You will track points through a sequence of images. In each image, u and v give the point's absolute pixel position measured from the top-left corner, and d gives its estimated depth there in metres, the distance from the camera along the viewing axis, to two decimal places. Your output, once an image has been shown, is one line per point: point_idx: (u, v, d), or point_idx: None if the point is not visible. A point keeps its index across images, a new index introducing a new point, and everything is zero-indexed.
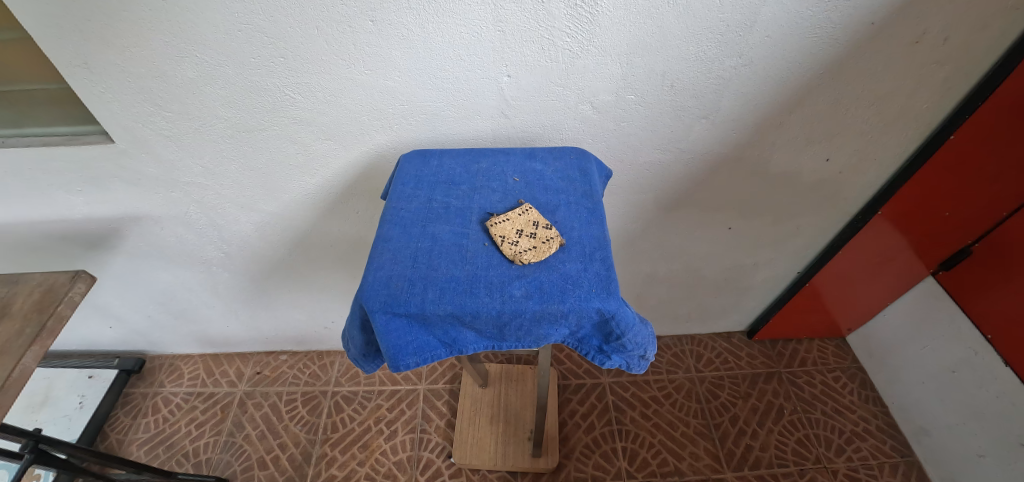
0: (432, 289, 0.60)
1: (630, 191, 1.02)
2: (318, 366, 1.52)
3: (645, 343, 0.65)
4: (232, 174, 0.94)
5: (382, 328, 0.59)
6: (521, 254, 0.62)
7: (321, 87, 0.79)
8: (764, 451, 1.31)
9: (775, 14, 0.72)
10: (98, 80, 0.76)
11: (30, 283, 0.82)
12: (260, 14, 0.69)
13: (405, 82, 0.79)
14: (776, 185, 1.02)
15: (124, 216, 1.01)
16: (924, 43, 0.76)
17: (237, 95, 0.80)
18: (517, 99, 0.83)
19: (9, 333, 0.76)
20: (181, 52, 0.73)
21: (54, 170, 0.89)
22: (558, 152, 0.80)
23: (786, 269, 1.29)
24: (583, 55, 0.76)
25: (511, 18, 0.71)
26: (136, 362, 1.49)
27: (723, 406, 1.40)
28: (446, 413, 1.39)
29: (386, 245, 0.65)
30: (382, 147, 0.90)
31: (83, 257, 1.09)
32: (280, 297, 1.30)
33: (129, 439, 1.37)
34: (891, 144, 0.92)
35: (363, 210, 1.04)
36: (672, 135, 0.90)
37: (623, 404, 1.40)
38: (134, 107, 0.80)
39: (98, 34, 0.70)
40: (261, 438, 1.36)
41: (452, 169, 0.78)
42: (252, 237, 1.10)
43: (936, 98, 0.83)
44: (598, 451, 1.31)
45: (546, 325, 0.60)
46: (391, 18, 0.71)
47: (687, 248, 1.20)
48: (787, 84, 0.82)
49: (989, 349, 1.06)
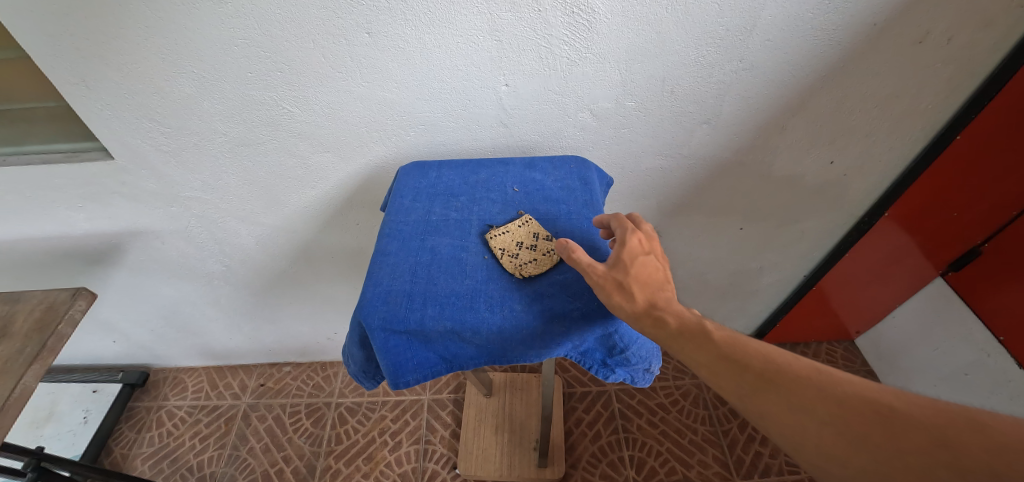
0: (431, 305, 0.60)
1: (632, 197, 1.01)
2: (322, 377, 1.51)
3: (650, 356, 0.64)
4: (232, 189, 0.94)
5: (381, 345, 0.59)
6: (522, 268, 0.62)
7: (317, 99, 0.79)
8: (774, 458, 1.28)
9: (775, 17, 0.71)
10: (96, 98, 0.76)
11: (31, 301, 0.81)
12: (256, 29, 0.69)
13: (402, 94, 0.79)
14: (779, 188, 1.01)
15: (125, 232, 1.01)
16: (929, 43, 0.75)
17: (235, 109, 0.79)
18: (515, 108, 0.82)
19: (10, 353, 0.76)
20: (179, 68, 0.73)
21: (55, 186, 0.89)
22: (557, 162, 0.79)
23: (793, 272, 1.27)
24: (581, 62, 0.76)
25: (508, 28, 0.71)
26: (140, 375, 1.48)
27: (731, 412, 1.37)
28: (451, 423, 1.38)
29: (385, 259, 0.65)
30: (380, 159, 0.90)
31: (85, 272, 1.09)
32: (281, 308, 1.29)
33: (134, 454, 1.37)
34: (897, 145, 0.91)
35: (363, 222, 1.03)
36: (674, 140, 0.89)
37: (630, 412, 1.38)
38: (132, 123, 0.80)
39: (95, 52, 0.70)
40: (265, 451, 1.35)
41: (451, 181, 0.77)
42: (253, 250, 1.09)
43: (942, 97, 0.82)
44: (605, 459, 1.30)
45: (548, 339, 0.59)
46: (388, 31, 0.70)
47: (692, 252, 1.19)
48: (787, 88, 0.81)
49: (1000, 352, 1.04)
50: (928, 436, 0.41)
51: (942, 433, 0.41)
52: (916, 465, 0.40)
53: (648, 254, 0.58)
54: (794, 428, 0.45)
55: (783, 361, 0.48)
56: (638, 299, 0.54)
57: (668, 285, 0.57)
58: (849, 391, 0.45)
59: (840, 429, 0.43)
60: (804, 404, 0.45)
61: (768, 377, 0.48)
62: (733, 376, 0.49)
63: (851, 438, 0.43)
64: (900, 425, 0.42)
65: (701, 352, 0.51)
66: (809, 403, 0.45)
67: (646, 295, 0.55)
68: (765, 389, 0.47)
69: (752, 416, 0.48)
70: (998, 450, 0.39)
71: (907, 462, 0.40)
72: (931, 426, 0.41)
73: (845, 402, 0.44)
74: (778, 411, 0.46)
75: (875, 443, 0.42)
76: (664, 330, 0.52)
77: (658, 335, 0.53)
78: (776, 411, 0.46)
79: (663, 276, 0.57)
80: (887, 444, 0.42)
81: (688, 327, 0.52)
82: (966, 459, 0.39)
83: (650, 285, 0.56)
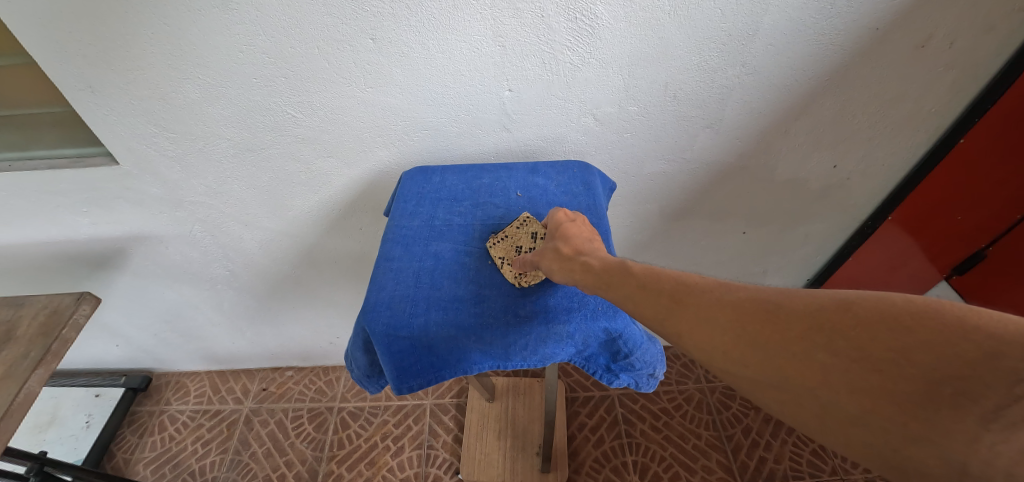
0: (435, 310, 0.60)
1: (635, 202, 1.01)
2: (324, 381, 1.51)
3: (654, 361, 0.63)
4: (235, 193, 0.94)
5: (384, 350, 0.59)
6: (522, 277, 0.63)
7: (322, 105, 0.79)
8: (778, 464, 1.27)
9: (777, 22, 0.72)
10: (101, 103, 0.76)
11: (35, 306, 0.82)
12: (260, 35, 0.70)
13: (406, 100, 0.79)
14: (782, 191, 1.00)
15: (129, 236, 1.01)
16: (931, 47, 0.75)
17: (239, 114, 0.80)
18: (518, 112, 0.82)
19: (13, 358, 0.76)
20: (184, 74, 0.74)
21: (60, 191, 0.89)
22: (561, 166, 0.79)
23: (797, 275, 1.26)
24: (584, 67, 0.76)
25: (511, 34, 0.71)
26: (143, 380, 1.48)
27: (735, 417, 1.36)
28: (453, 428, 1.37)
29: (389, 264, 0.65)
30: (384, 164, 0.90)
31: (89, 277, 1.10)
32: (283, 312, 1.29)
33: (135, 459, 1.37)
34: (901, 148, 0.91)
35: (366, 227, 1.04)
36: (676, 145, 0.89)
37: (632, 417, 1.38)
38: (137, 128, 0.81)
39: (100, 58, 0.70)
40: (266, 456, 1.35)
41: (454, 186, 0.77)
42: (256, 254, 1.10)
43: (945, 100, 0.82)
44: (609, 464, 1.29)
45: (552, 344, 0.58)
46: (392, 36, 0.71)
47: (695, 257, 1.18)
48: (790, 93, 0.81)
49: None
50: (811, 323, 0.39)
51: (822, 316, 0.38)
52: (801, 355, 0.38)
53: (572, 220, 0.63)
54: (698, 341, 0.44)
55: (692, 282, 0.48)
56: (560, 257, 0.58)
57: (594, 238, 0.60)
58: (743, 295, 0.44)
59: (736, 333, 0.42)
60: (704, 316, 0.44)
61: (677, 297, 0.47)
62: (645, 300, 0.48)
63: (744, 340, 0.41)
64: (789, 317, 0.40)
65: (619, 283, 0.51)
66: (708, 313, 0.44)
67: (572, 248, 0.58)
68: (675, 308, 0.46)
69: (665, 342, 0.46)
70: (871, 324, 0.36)
71: (796, 354, 0.39)
72: (815, 311, 0.39)
73: (741, 306, 0.43)
74: (687, 329, 0.44)
75: (766, 341, 0.40)
76: (588, 271, 0.55)
77: (587, 279, 0.54)
78: (684, 327, 0.45)
79: (591, 233, 0.61)
80: (778, 339, 0.40)
81: (611, 267, 0.54)
82: (843, 339, 0.37)
83: (574, 239, 0.59)
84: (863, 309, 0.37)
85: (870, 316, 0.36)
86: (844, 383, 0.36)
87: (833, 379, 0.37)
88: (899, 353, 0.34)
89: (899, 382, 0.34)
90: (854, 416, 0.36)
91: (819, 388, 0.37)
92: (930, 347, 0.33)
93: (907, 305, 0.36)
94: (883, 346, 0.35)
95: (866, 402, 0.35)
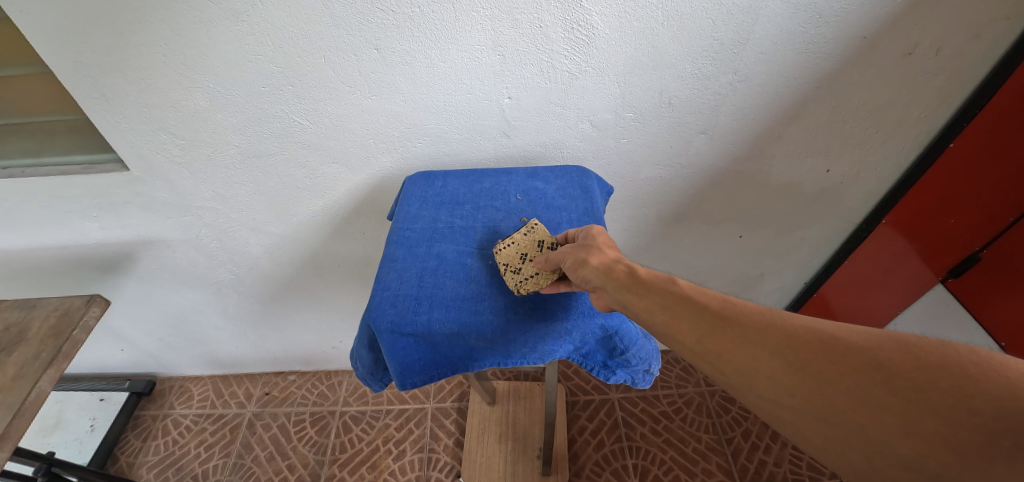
0: (438, 308, 0.62)
1: (632, 206, 1.03)
2: (326, 386, 1.52)
3: (649, 357, 0.65)
4: (242, 199, 0.96)
5: (389, 347, 0.61)
6: (521, 285, 0.62)
7: (327, 112, 0.82)
8: (778, 466, 1.28)
9: (768, 31, 0.74)
10: (114, 111, 0.79)
11: (47, 308, 0.84)
12: (269, 45, 0.72)
13: (410, 107, 0.82)
14: (777, 195, 1.02)
15: (137, 241, 1.03)
16: (918, 54, 0.78)
17: (247, 122, 0.82)
18: (517, 119, 0.84)
19: (26, 357, 0.78)
20: (196, 83, 0.76)
21: (72, 196, 0.92)
22: (559, 171, 0.81)
23: (794, 279, 1.28)
24: (582, 76, 0.78)
25: (511, 43, 0.74)
26: (146, 384, 1.50)
27: (734, 420, 1.37)
28: (454, 432, 1.38)
29: (393, 265, 0.67)
30: (387, 170, 0.92)
31: (97, 281, 1.12)
32: (288, 317, 1.31)
33: (139, 462, 1.38)
34: (892, 153, 0.93)
35: (369, 231, 1.06)
36: (672, 151, 0.91)
37: (632, 420, 1.39)
38: (148, 135, 0.83)
39: (115, 67, 0.73)
40: (269, 459, 1.36)
41: (456, 190, 0.79)
42: (262, 260, 1.12)
43: (934, 106, 0.84)
44: (609, 468, 1.30)
45: (550, 341, 0.60)
46: (396, 46, 0.73)
47: (693, 260, 1.20)
48: (782, 99, 0.84)
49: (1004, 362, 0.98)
50: (871, 360, 0.42)
51: (883, 355, 0.42)
52: (856, 390, 0.41)
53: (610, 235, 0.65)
54: (744, 361, 0.46)
55: (739, 303, 0.51)
56: (603, 255, 0.59)
57: None
58: (797, 323, 0.47)
59: (789, 360, 0.45)
60: (756, 339, 0.47)
61: (725, 315, 0.50)
62: (687, 316, 0.51)
63: (797, 368, 0.44)
64: (843, 351, 0.43)
65: (663, 297, 0.53)
66: (759, 338, 0.47)
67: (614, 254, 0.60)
68: (722, 327, 0.49)
69: (709, 360, 0.48)
70: (934, 368, 0.40)
71: (851, 388, 0.41)
72: (878, 349, 0.43)
73: (794, 334, 0.46)
74: (733, 347, 0.47)
75: (822, 370, 0.43)
76: (630, 276, 0.55)
77: (626, 280, 0.55)
78: (731, 346, 0.47)
79: None
80: (832, 371, 0.43)
81: (656, 278, 0.56)
82: (904, 380, 0.40)
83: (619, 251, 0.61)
84: (926, 354, 0.41)
85: (932, 360, 0.40)
86: (900, 423, 0.39)
87: (889, 419, 0.39)
88: (964, 401, 0.38)
89: (960, 431, 0.37)
90: (909, 460, 0.38)
91: (871, 426, 0.40)
92: (1000, 399, 0.37)
93: (967, 356, 0.40)
94: (945, 392, 0.39)
95: (921, 447, 0.38)
